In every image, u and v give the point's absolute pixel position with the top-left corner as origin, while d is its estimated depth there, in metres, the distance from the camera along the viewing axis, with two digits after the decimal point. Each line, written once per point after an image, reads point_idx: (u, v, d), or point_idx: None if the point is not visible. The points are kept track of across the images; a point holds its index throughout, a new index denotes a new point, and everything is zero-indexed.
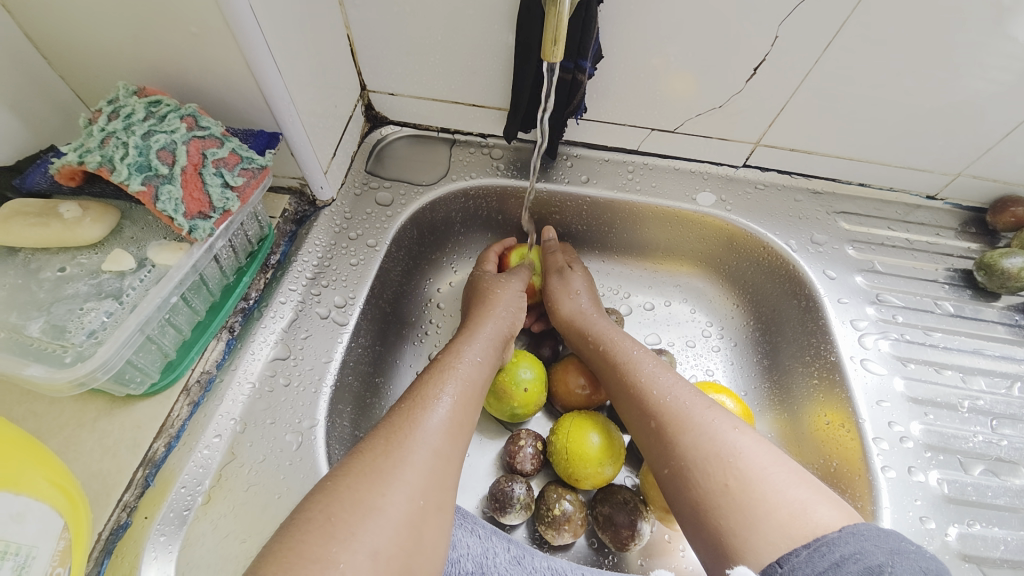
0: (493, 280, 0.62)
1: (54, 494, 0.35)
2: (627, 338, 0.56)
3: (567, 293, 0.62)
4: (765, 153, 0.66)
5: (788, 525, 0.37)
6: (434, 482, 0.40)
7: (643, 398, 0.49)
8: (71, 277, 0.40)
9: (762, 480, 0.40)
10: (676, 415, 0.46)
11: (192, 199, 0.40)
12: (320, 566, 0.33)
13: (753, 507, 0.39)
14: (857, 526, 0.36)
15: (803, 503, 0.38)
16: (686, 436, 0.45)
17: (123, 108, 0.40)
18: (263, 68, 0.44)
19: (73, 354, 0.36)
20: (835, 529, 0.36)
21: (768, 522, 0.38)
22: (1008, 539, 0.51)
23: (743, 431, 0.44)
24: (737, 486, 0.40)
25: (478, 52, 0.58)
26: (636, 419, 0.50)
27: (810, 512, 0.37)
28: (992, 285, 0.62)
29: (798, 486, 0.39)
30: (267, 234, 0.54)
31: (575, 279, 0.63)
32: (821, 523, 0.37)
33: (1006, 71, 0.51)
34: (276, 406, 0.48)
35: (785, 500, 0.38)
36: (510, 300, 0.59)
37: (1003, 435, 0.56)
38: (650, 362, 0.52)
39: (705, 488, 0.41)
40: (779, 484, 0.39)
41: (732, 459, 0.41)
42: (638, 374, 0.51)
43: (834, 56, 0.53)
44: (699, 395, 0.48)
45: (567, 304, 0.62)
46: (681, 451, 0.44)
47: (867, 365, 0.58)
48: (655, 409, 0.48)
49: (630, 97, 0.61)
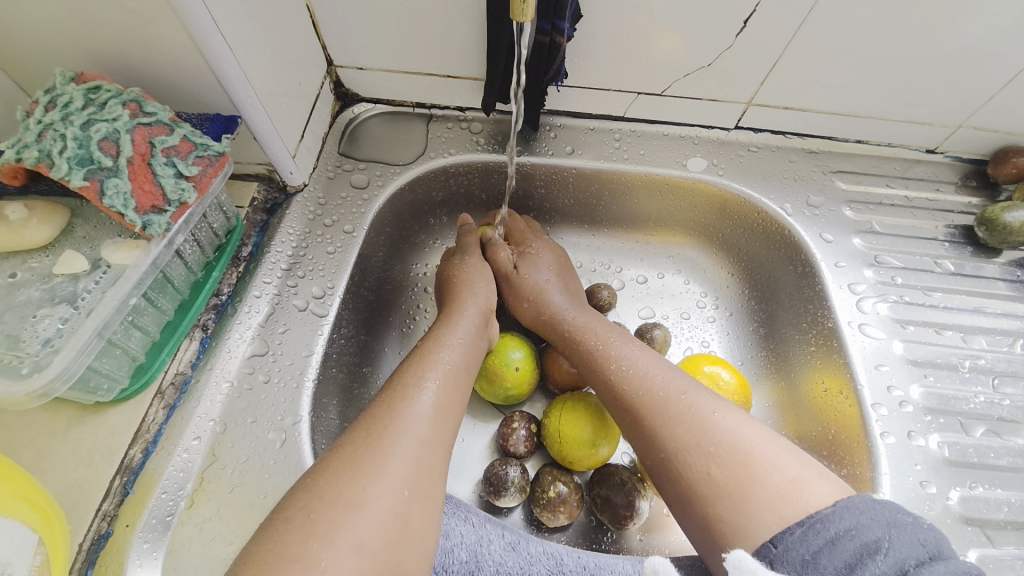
0: (457, 266, 0.60)
1: (25, 509, 0.34)
2: (597, 324, 0.55)
3: (529, 294, 0.60)
4: (757, 113, 0.63)
5: (779, 507, 0.36)
6: (421, 473, 0.39)
7: (617, 392, 0.48)
8: (22, 283, 0.37)
9: (751, 462, 0.38)
10: (656, 405, 0.45)
11: (143, 192, 0.37)
12: (303, 566, 0.32)
13: (741, 489, 0.37)
14: (851, 500, 0.35)
15: (794, 481, 0.37)
16: (667, 425, 0.43)
17: (60, 97, 0.37)
18: (211, 45, 0.41)
19: (29, 365, 0.34)
20: (829, 504, 0.35)
21: (757, 505, 0.36)
22: (1011, 500, 0.50)
23: (724, 413, 0.42)
24: (721, 473, 0.39)
25: (449, 17, 0.54)
26: (614, 412, 0.48)
27: (801, 490, 0.36)
28: (993, 241, 0.60)
29: (788, 463, 0.38)
30: (235, 225, 0.52)
31: (534, 272, 0.61)
32: (814, 499, 0.36)
33: (1013, 11, 0.48)
34: (257, 403, 0.46)
35: (774, 480, 0.37)
36: (478, 286, 0.57)
37: (1004, 394, 0.55)
38: (625, 347, 0.51)
39: (691, 475, 0.40)
40: (769, 463, 0.38)
41: (716, 445, 0.40)
42: (607, 368, 0.50)
43: (830, 4, 0.49)
44: (676, 378, 0.47)
45: (528, 309, 0.60)
46: (665, 439, 0.43)
47: (865, 329, 0.56)
48: (632, 399, 0.46)
49: (614, 59, 0.57)
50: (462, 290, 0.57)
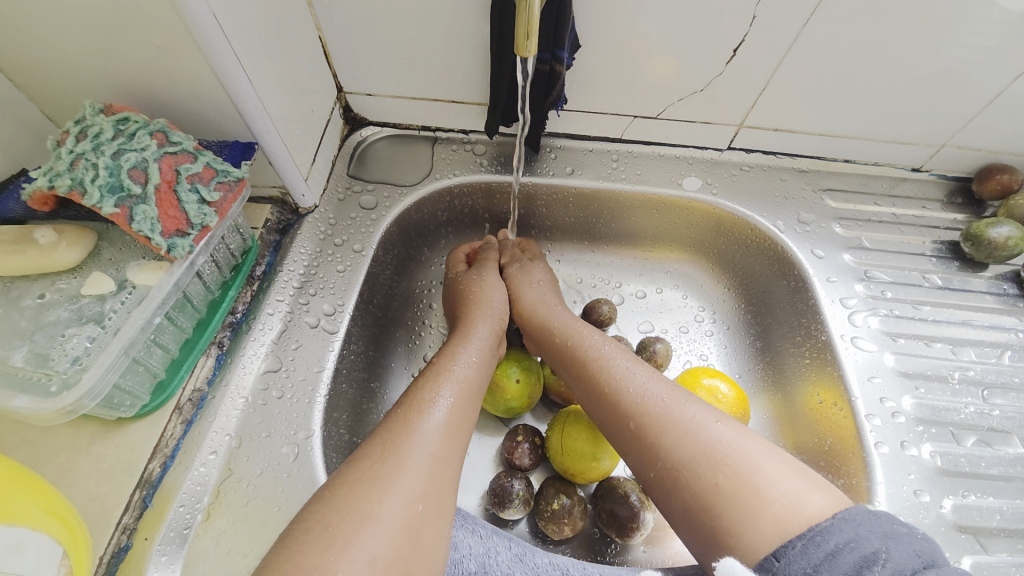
0: (469, 279, 0.63)
1: (51, 522, 0.35)
2: (592, 333, 0.56)
3: (527, 283, 0.63)
4: (749, 135, 0.66)
5: (783, 518, 0.37)
6: (433, 485, 0.40)
7: (619, 400, 0.48)
8: (51, 304, 0.39)
9: (754, 474, 0.39)
10: (658, 415, 0.45)
11: (168, 217, 0.39)
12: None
13: (746, 502, 0.38)
14: (849, 512, 0.37)
15: (796, 493, 0.38)
16: (671, 435, 0.44)
17: (91, 128, 0.39)
18: (233, 77, 0.43)
19: (58, 383, 0.36)
20: (829, 516, 0.37)
21: (762, 517, 0.38)
22: (1005, 508, 0.51)
23: (726, 423, 0.44)
24: (728, 484, 0.40)
25: (454, 46, 0.57)
26: (613, 420, 0.49)
27: (804, 501, 0.38)
28: (979, 255, 0.62)
29: (790, 476, 0.39)
30: (250, 246, 0.54)
31: (535, 271, 0.65)
32: (815, 511, 0.37)
33: (988, 36, 0.51)
34: (270, 418, 0.48)
35: (777, 493, 0.38)
36: (493, 295, 0.61)
37: (995, 404, 0.56)
38: (621, 359, 0.52)
39: (695, 488, 0.41)
40: (771, 475, 0.39)
41: (722, 455, 0.41)
42: (610, 374, 0.50)
43: (814, 32, 0.52)
44: (675, 390, 0.48)
45: (528, 293, 0.62)
46: (668, 451, 0.43)
47: (856, 342, 0.58)
48: (633, 409, 0.47)
49: (611, 84, 0.60)
50: (472, 310, 0.59)
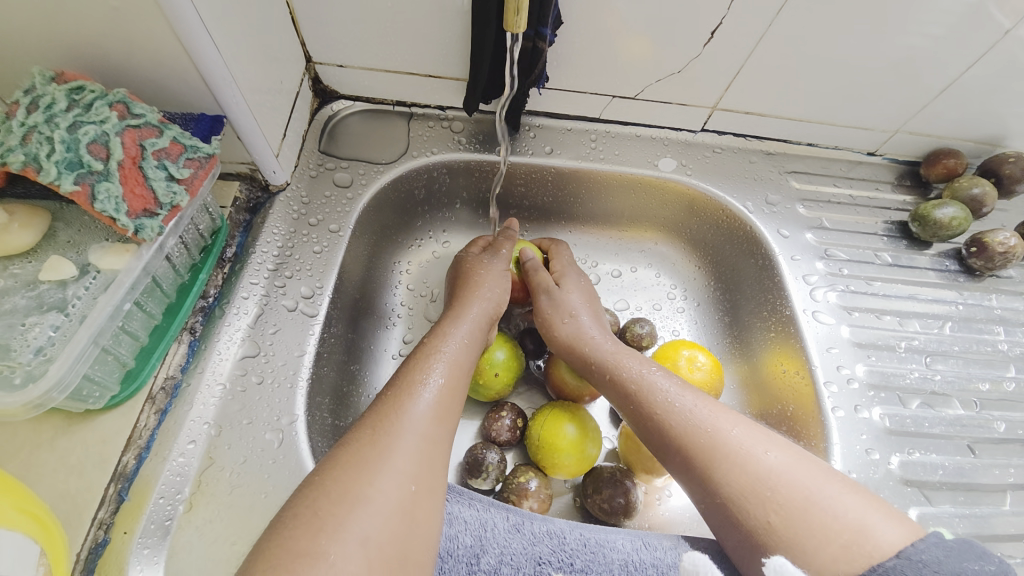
0: (475, 260, 0.61)
1: (24, 521, 0.33)
2: (633, 357, 0.54)
3: (561, 316, 0.60)
4: (721, 117, 0.67)
5: (842, 557, 0.36)
6: (424, 466, 0.41)
7: (662, 427, 0.47)
8: (6, 290, 0.36)
9: (810, 510, 0.38)
10: (705, 443, 0.44)
11: (134, 195, 0.36)
12: (310, 559, 0.33)
13: (806, 534, 0.37)
14: (916, 547, 0.35)
15: (858, 523, 0.37)
16: (721, 464, 0.42)
17: (41, 98, 0.35)
18: (197, 44, 0.40)
19: (22, 375, 0.33)
20: (892, 551, 0.35)
21: (824, 551, 0.36)
22: (945, 463, 0.57)
23: (778, 452, 0.42)
24: (780, 521, 0.39)
25: (432, 17, 0.55)
26: (658, 445, 0.48)
27: (864, 537, 0.36)
28: (925, 234, 0.67)
29: (849, 505, 0.38)
30: (220, 225, 0.51)
31: (567, 300, 0.61)
32: (877, 547, 0.35)
33: (937, 24, 0.54)
34: (250, 405, 0.46)
35: (837, 529, 0.37)
36: (494, 282, 0.59)
37: (936, 370, 0.62)
38: (666, 383, 0.50)
39: (751, 521, 0.40)
40: (830, 506, 0.38)
41: (773, 489, 0.40)
42: (652, 400, 0.49)
43: (788, 17, 0.53)
44: (722, 412, 0.46)
45: (562, 329, 0.59)
46: (720, 481, 0.42)
47: (817, 316, 0.62)
48: (682, 437, 0.45)
49: (591, 62, 0.60)
50: (470, 288, 0.58)
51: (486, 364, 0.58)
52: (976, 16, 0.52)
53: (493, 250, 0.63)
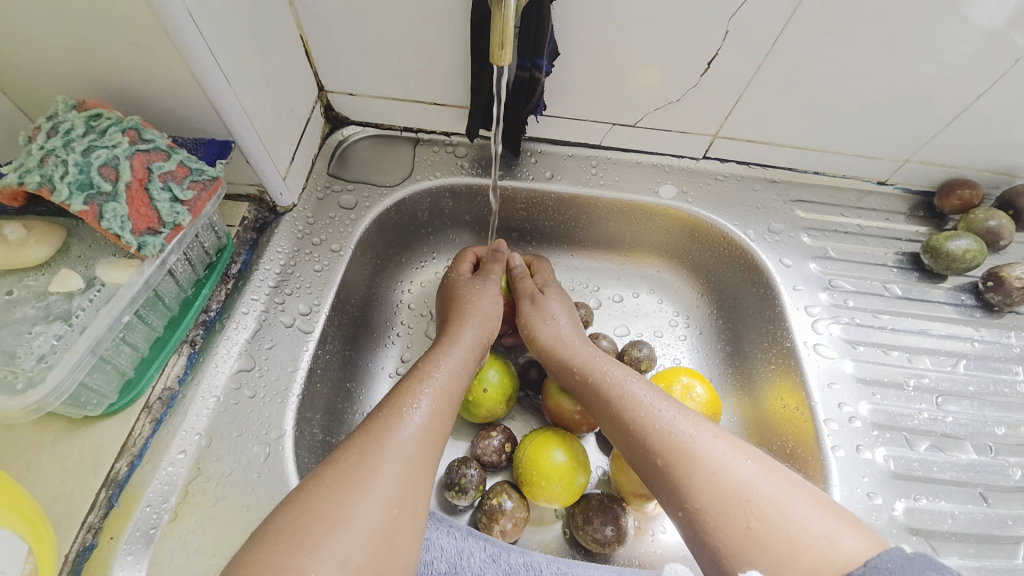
0: (468, 285, 0.62)
1: (16, 520, 0.35)
2: (615, 366, 0.54)
3: (542, 319, 0.61)
4: (724, 145, 0.67)
5: (818, 565, 0.36)
6: (407, 489, 0.41)
7: (644, 435, 0.47)
8: (17, 301, 0.39)
9: (788, 517, 0.38)
10: (684, 453, 0.44)
11: (139, 215, 0.39)
12: (286, 574, 0.34)
13: (780, 546, 0.37)
14: (881, 558, 0.35)
15: (830, 536, 0.37)
16: (697, 475, 0.42)
17: (62, 124, 0.39)
18: (209, 76, 0.43)
19: (23, 380, 0.35)
20: (861, 562, 0.35)
21: (796, 564, 0.36)
22: (957, 513, 0.53)
23: (756, 462, 0.42)
24: (760, 527, 0.38)
25: (436, 49, 0.57)
26: (640, 455, 0.47)
27: (837, 546, 0.36)
28: (938, 267, 0.65)
29: (821, 517, 0.38)
30: (226, 244, 0.54)
31: (548, 304, 0.62)
32: (850, 556, 0.35)
33: (960, 54, 0.53)
34: (242, 418, 0.48)
35: (813, 537, 0.37)
36: (486, 308, 0.60)
37: (948, 411, 0.59)
38: (646, 394, 0.50)
39: (726, 532, 0.39)
40: (804, 519, 0.38)
41: (752, 494, 0.40)
42: (634, 407, 0.49)
43: (786, 47, 0.54)
44: (702, 424, 0.46)
45: (544, 330, 0.60)
46: (697, 491, 0.42)
47: (819, 349, 0.60)
48: (661, 447, 0.45)
49: (590, 91, 0.61)
50: (463, 314, 0.59)
51: (476, 382, 0.58)
52: (981, 45, 0.52)
53: (482, 271, 0.65)
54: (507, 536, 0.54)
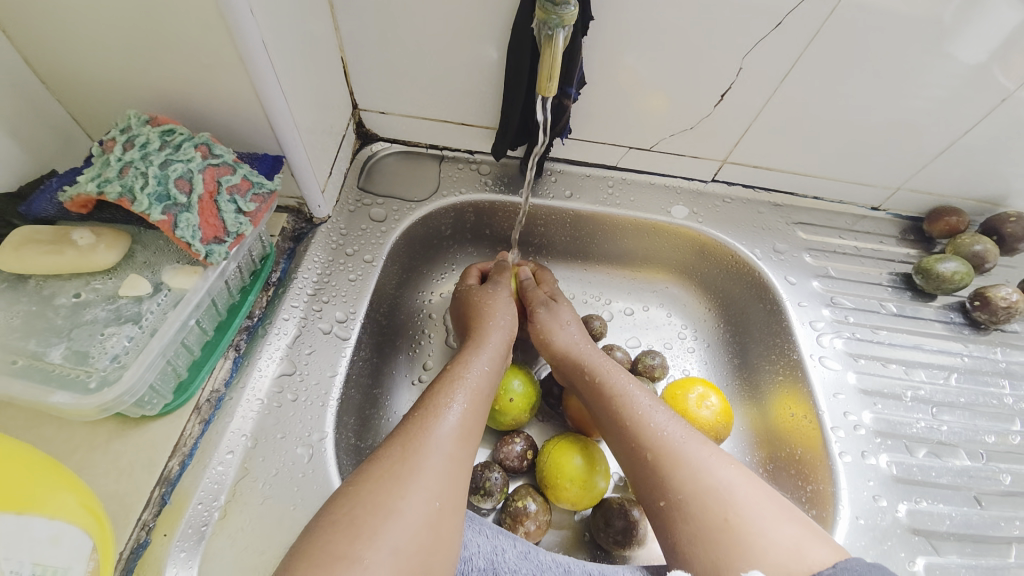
0: (481, 293, 0.65)
1: (83, 515, 0.37)
2: (622, 371, 0.58)
3: (558, 325, 0.64)
4: (732, 169, 0.72)
5: (785, 561, 0.39)
6: (449, 485, 0.43)
7: (639, 434, 0.50)
8: (87, 303, 0.40)
9: (759, 517, 0.42)
10: (674, 451, 0.48)
11: (208, 225, 0.41)
12: (345, 562, 0.36)
13: (750, 543, 0.41)
14: (849, 562, 0.38)
15: (797, 541, 0.41)
16: (685, 469, 0.46)
17: (137, 137, 0.41)
18: (270, 95, 0.46)
19: (97, 380, 0.37)
20: (830, 565, 0.38)
21: (765, 559, 0.40)
22: (953, 514, 0.57)
23: (738, 469, 0.46)
24: (736, 522, 0.42)
25: (470, 73, 0.61)
26: (632, 450, 0.51)
27: (806, 550, 0.40)
28: (929, 287, 0.70)
29: (790, 526, 0.42)
30: (269, 252, 0.56)
31: (563, 311, 0.65)
32: (816, 559, 0.39)
33: (939, 88, 0.58)
34: (285, 420, 0.50)
35: (781, 538, 0.41)
36: (504, 308, 0.63)
37: (942, 420, 0.63)
38: (647, 398, 0.54)
39: (706, 521, 0.43)
40: (778, 522, 0.42)
41: (731, 494, 0.44)
42: (634, 408, 0.53)
43: (793, 82, 0.59)
44: (693, 432, 0.50)
45: (559, 337, 0.63)
46: (681, 484, 0.46)
47: (824, 361, 0.65)
48: (653, 441, 0.49)
49: (610, 116, 0.66)
50: (484, 316, 0.62)
51: (503, 391, 0.61)
52: (965, 87, 0.57)
53: (492, 278, 0.68)
54: (530, 538, 0.56)
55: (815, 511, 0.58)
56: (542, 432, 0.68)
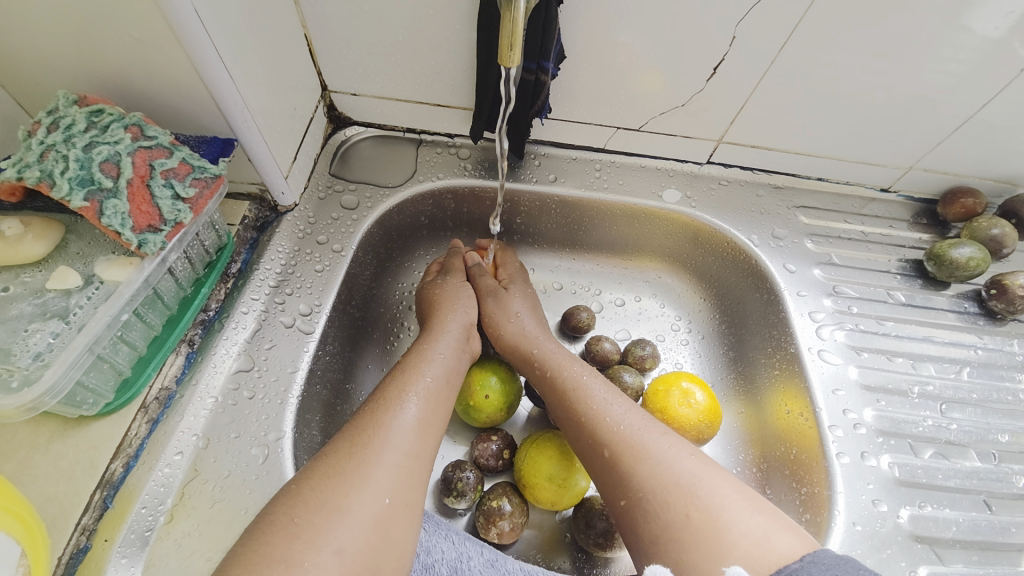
0: (440, 286, 0.62)
1: (9, 521, 0.34)
2: (573, 362, 0.55)
3: (506, 317, 0.61)
4: (728, 150, 0.67)
5: (753, 557, 0.36)
6: (405, 483, 0.40)
7: (595, 426, 0.48)
8: (14, 297, 0.39)
9: (724, 509, 0.39)
10: (632, 444, 0.45)
11: (140, 212, 0.39)
12: (282, 566, 0.33)
13: (717, 537, 0.38)
14: (817, 555, 0.36)
15: (765, 532, 0.38)
16: (645, 463, 0.44)
17: (63, 119, 0.39)
18: (213, 74, 0.43)
19: (19, 378, 0.35)
20: (798, 558, 0.35)
21: (732, 555, 0.37)
22: (960, 520, 0.53)
23: (699, 458, 0.44)
24: (700, 516, 0.39)
25: (441, 51, 0.57)
26: (587, 447, 0.49)
27: (772, 541, 0.37)
28: (941, 274, 0.65)
29: (756, 516, 0.39)
30: (226, 242, 0.53)
31: (512, 301, 0.63)
32: (784, 553, 0.36)
33: (962, 64, 0.53)
34: (241, 419, 0.47)
35: (748, 529, 0.38)
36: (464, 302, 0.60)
37: (952, 418, 0.58)
38: (598, 387, 0.52)
39: (670, 518, 0.40)
40: (741, 514, 0.39)
41: (695, 486, 0.41)
42: (589, 400, 0.50)
43: (790, 55, 0.54)
44: (651, 422, 0.48)
45: (508, 329, 0.60)
46: (641, 479, 0.43)
47: (823, 355, 0.60)
48: (610, 433, 0.47)
49: (595, 95, 0.61)
50: (442, 311, 0.59)
51: (478, 386, 0.57)
52: (984, 59, 0.52)
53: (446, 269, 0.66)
54: (504, 539, 0.53)
55: (809, 515, 0.54)
56: (524, 429, 0.64)
